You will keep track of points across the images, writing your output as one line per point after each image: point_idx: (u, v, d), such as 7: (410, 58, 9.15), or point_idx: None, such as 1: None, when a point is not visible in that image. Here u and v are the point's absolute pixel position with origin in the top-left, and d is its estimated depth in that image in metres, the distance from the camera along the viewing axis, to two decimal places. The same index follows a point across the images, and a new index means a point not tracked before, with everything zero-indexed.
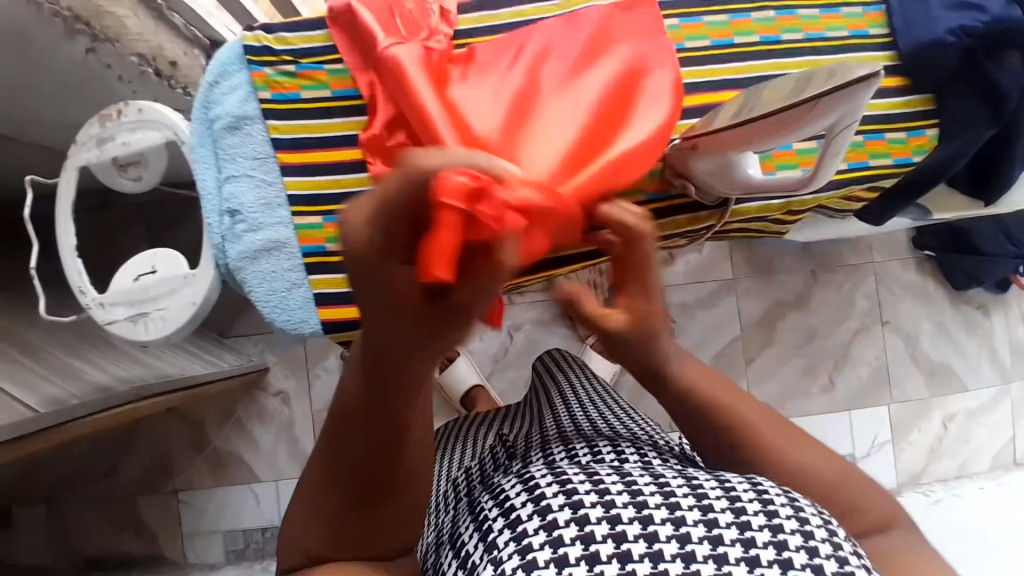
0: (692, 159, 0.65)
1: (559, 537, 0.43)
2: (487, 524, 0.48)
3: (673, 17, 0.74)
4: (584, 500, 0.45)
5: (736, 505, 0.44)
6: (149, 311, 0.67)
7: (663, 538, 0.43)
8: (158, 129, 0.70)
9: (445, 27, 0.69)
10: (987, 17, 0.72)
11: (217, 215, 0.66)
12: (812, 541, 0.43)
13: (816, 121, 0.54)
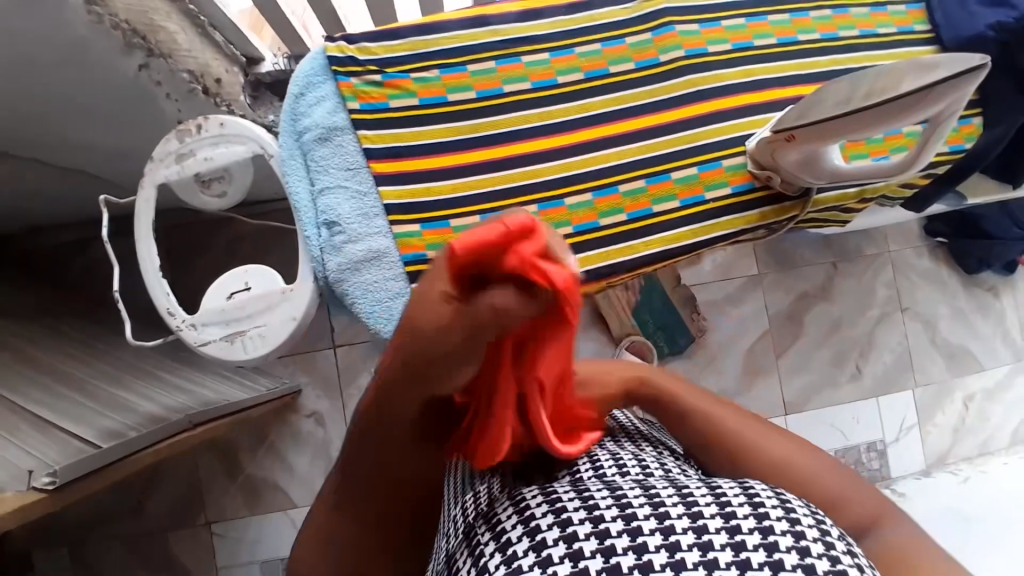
0: (784, 150, 0.67)
1: (547, 556, 0.39)
2: (480, 553, 0.42)
3: (740, 17, 0.77)
4: (573, 517, 0.41)
5: (725, 509, 0.40)
6: (246, 329, 0.65)
7: (685, 546, 0.38)
8: (245, 144, 0.68)
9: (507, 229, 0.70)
10: (1021, 13, 0.77)
11: (314, 228, 0.66)
12: (802, 541, 0.39)
13: (929, 109, 0.58)
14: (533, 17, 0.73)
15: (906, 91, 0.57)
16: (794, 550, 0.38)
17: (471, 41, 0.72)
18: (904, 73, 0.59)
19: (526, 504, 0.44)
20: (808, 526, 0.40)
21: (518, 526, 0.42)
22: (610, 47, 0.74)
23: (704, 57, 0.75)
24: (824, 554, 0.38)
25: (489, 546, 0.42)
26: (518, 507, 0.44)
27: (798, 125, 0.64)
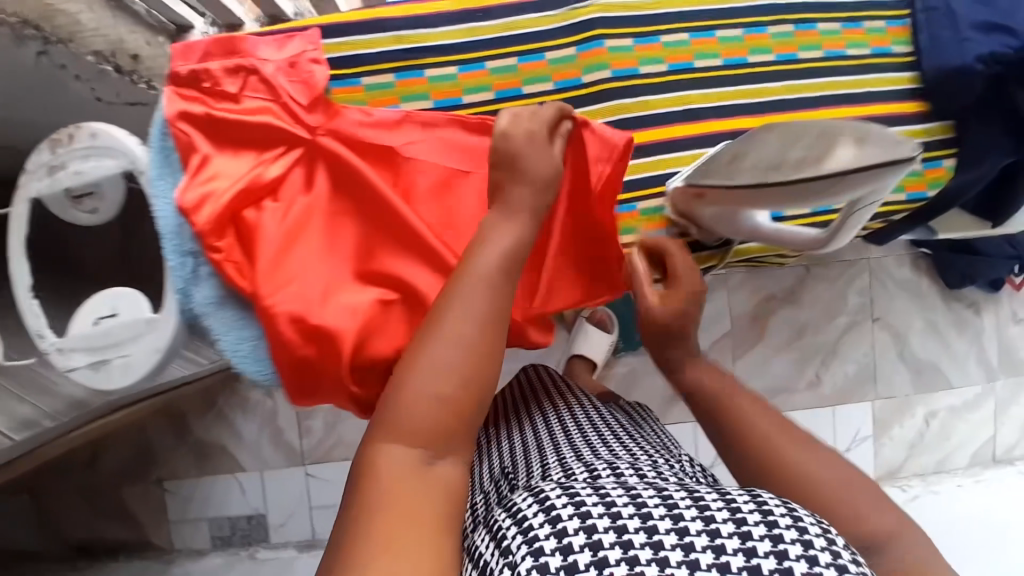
0: (698, 206, 0.63)
1: (569, 545, 0.41)
2: (502, 535, 0.46)
3: (682, 31, 0.68)
4: (562, 515, 0.44)
5: (707, 513, 0.43)
6: (110, 357, 0.63)
7: (669, 546, 0.41)
8: (114, 156, 0.63)
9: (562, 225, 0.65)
10: (1018, 43, 0.70)
11: (178, 258, 0.60)
12: (811, 550, 0.41)
13: (844, 193, 0.54)
14: (445, 21, 0.66)
15: (817, 174, 0.53)
16: (802, 557, 0.40)
17: (372, 48, 0.66)
18: (830, 144, 0.54)
19: (513, 513, 0.47)
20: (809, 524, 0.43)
21: (512, 527, 0.45)
22: (526, 63, 0.66)
23: (632, 79, 0.67)
24: (828, 554, 0.40)
25: (499, 530, 0.46)
26: (509, 513, 0.47)
27: (709, 183, 0.59)
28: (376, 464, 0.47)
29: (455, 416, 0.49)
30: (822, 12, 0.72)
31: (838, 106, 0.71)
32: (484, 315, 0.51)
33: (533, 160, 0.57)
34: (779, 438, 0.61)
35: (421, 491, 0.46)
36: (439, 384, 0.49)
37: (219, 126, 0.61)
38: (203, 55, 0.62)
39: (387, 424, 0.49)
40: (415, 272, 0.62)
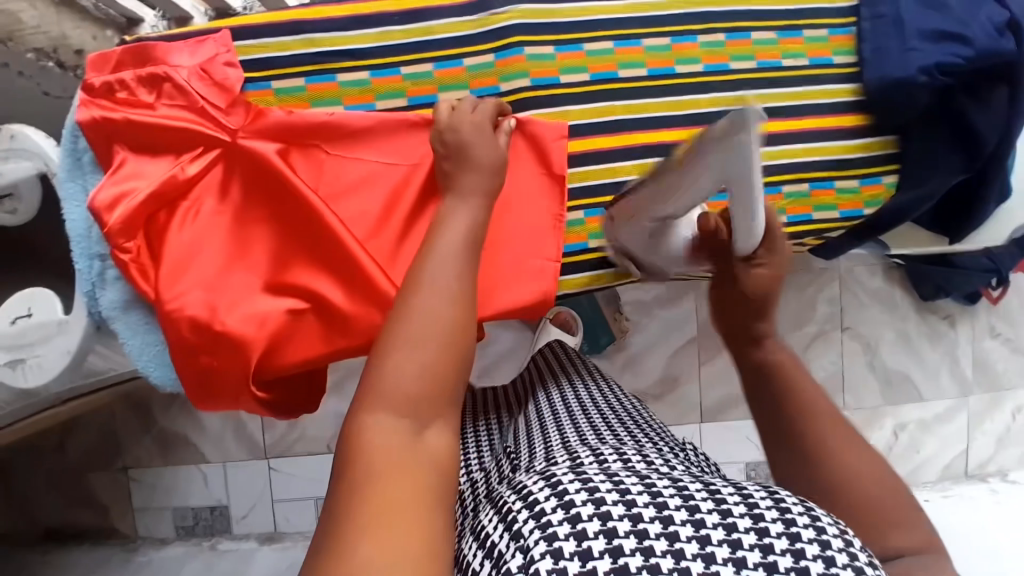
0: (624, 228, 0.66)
1: (583, 529, 0.45)
2: (512, 516, 0.49)
3: (606, 40, 0.67)
4: (575, 501, 0.48)
5: (723, 508, 0.48)
6: (26, 357, 0.64)
7: (685, 538, 0.46)
8: (29, 158, 0.64)
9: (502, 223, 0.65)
10: (970, 52, 0.65)
11: (86, 261, 0.61)
12: (801, 544, 0.46)
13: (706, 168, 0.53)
14: (358, 24, 0.64)
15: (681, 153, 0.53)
16: (785, 553, 0.45)
17: (280, 52, 0.64)
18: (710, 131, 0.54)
19: (528, 489, 0.51)
20: (797, 518, 0.48)
21: (524, 507, 0.49)
22: (443, 69, 0.65)
23: (554, 88, 0.66)
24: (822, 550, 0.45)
25: (509, 509, 0.50)
26: (520, 492, 0.51)
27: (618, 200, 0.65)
28: (369, 435, 0.47)
29: (439, 393, 0.50)
30: (757, 20, 0.70)
31: (771, 119, 0.70)
32: (455, 309, 0.52)
33: (479, 146, 0.59)
34: (846, 438, 0.61)
35: (416, 459, 0.47)
36: (421, 360, 0.49)
37: (134, 132, 0.60)
38: (117, 65, 0.62)
39: (376, 393, 0.48)
40: (332, 282, 0.62)
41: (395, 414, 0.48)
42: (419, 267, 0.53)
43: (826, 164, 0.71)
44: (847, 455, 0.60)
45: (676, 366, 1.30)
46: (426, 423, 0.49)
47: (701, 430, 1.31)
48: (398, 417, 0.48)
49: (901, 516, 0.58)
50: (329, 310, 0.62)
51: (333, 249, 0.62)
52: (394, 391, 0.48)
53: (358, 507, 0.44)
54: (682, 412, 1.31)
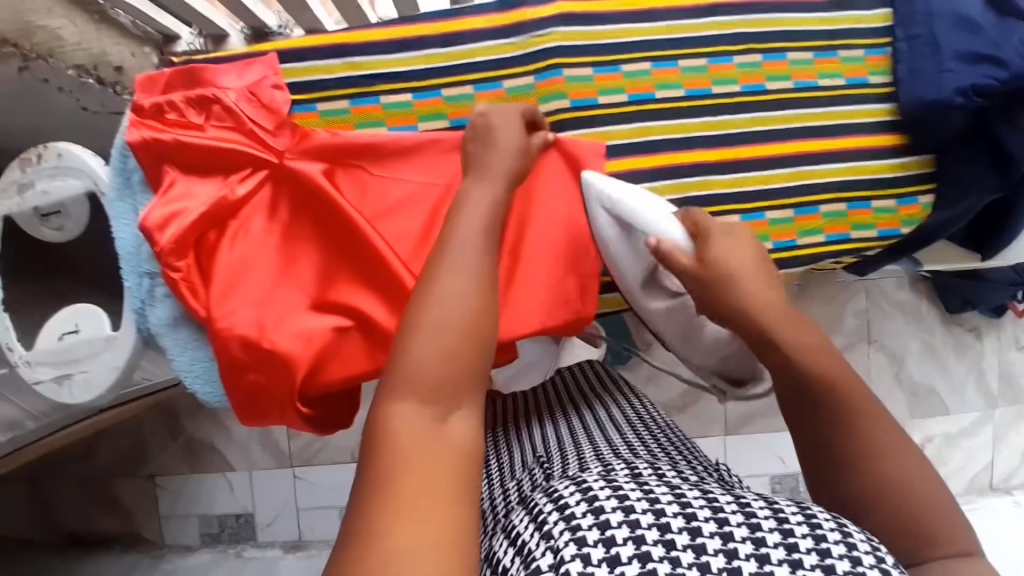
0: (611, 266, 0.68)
1: (611, 535, 0.43)
2: (544, 520, 0.47)
3: (644, 61, 0.67)
4: (610, 516, 0.44)
5: (784, 526, 0.44)
6: (73, 373, 0.65)
7: (743, 555, 0.42)
8: (78, 177, 0.65)
9: (534, 237, 0.65)
10: (1006, 75, 0.65)
11: (135, 278, 0.62)
12: (861, 566, 0.41)
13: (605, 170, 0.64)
14: (400, 48, 0.66)
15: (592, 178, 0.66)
16: (816, 555, 0.42)
17: (326, 75, 0.66)
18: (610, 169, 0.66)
19: (563, 496, 0.48)
20: (830, 530, 0.44)
21: (556, 512, 0.46)
22: (483, 91, 0.66)
23: (592, 109, 0.67)
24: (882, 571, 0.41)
25: (542, 514, 0.47)
26: (555, 499, 0.48)
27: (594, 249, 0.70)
28: (389, 422, 0.44)
29: (462, 382, 0.46)
30: (793, 40, 0.71)
31: (806, 139, 0.70)
32: (482, 297, 0.50)
33: (505, 133, 0.60)
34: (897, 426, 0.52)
35: (439, 449, 0.43)
36: (438, 346, 0.46)
37: (184, 152, 0.61)
38: (166, 86, 0.63)
39: (397, 379, 0.45)
40: (373, 301, 0.63)
41: (415, 401, 0.44)
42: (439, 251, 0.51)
43: (864, 184, 0.71)
44: (884, 447, 0.51)
45: None
46: (449, 411, 0.45)
47: (726, 444, 1.32)
48: (417, 404, 0.44)
49: (957, 515, 0.49)
50: (374, 329, 0.62)
51: (378, 267, 0.63)
52: (412, 377, 0.45)
53: (374, 496, 0.41)
54: (705, 425, 1.31)
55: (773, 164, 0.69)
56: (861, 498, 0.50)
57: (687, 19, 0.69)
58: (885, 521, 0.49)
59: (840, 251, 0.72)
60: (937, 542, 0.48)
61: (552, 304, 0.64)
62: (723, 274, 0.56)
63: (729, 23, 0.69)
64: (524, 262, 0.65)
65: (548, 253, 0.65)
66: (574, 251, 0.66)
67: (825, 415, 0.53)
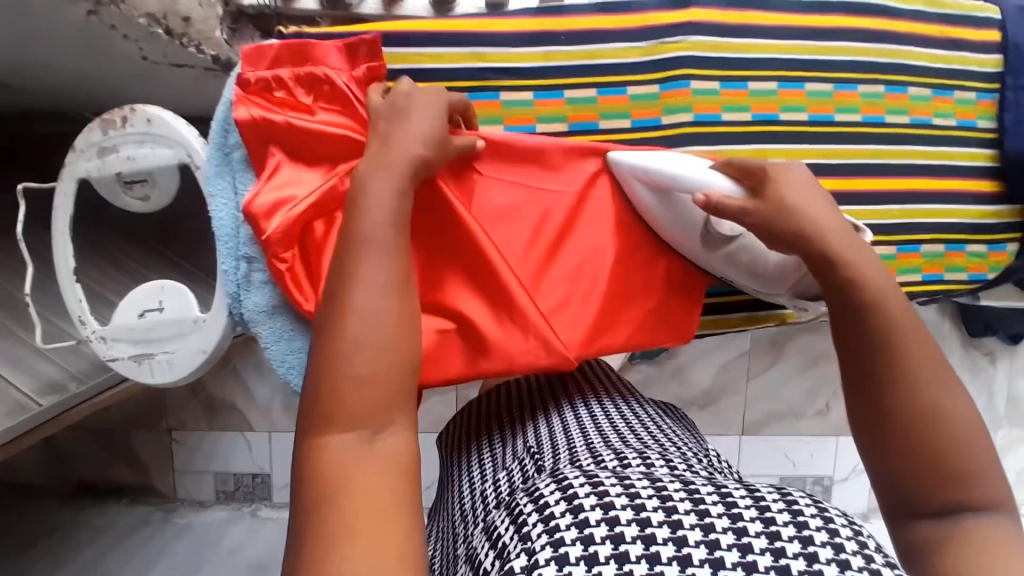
0: (685, 243, 0.64)
1: (565, 554, 0.39)
2: (523, 519, 0.44)
3: (770, 81, 0.66)
4: (590, 516, 0.41)
5: (766, 514, 0.41)
6: (155, 352, 0.63)
7: (725, 545, 0.39)
8: (169, 146, 0.61)
9: (636, 257, 0.66)
10: None
11: (233, 262, 0.60)
12: (844, 554, 0.39)
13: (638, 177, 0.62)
14: (527, 42, 0.64)
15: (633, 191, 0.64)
16: (768, 552, 0.39)
17: (444, 64, 0.63)
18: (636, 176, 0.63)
19: (540, 491, 0.46)
20: (811, 515, 0.41)
21: (535, 511, 0.44)
22: (606, 96, 0.64)
23: (715, 126, 0.65)
24: (863, 559, 0.38)
25: (519, 511, 0.45)
26: (533, 494, 0.46)
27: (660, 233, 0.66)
28: (319, 458, 0.39)
29: (390, 396, 0.41)
30: (915, 74, 0.71)
31: (908, 176, 0.71)
32: (388, 301, 0.43)
33: (422, 116, 0.52)
34: (938, 383, 0.46)
35: (373, 470, 0.39)
36: (357, 370, 0.41)
37: (291, 137, 0.58)
38: (274, 61, 0.59)
39: (315, 410, 0.41)
40: (477, 305, 0.60)
41: (341, 430, 0.40)
42: (353, 257, 0.44)
43: (960, 227, 0.72)
44: (925, 386, 0.46)
45: (724, 378, 1.32)
46: (379, 429, 0.41)
47: (742, 445, 1.34)
48: (343, 432, 0.40)
49: (984, 464, 0.44)
50: (478, 334, 0.59)
51: (490, 272, 0.60)
52: (330, 405, 0.40)
53: (310, 530, 0.37)
54: (726, 425, 1.34)
55: (880, 200, 0.70)
56: (881, 441, 0.46)
57: (816, 41, 0.67)
58: (905, 465, 0.45)
59: (934, 292, 0.73)
60: (950, 492, 0.43)
61: (644, 326, 0.66)
62: (783, 211, 0.53)
63: (855, 50, 0.68)
64: (623, 281, 0.65)
65: (646, 274, 0.67)
66: (673, 274, 0.68)
67: (864, 360, 0.48)
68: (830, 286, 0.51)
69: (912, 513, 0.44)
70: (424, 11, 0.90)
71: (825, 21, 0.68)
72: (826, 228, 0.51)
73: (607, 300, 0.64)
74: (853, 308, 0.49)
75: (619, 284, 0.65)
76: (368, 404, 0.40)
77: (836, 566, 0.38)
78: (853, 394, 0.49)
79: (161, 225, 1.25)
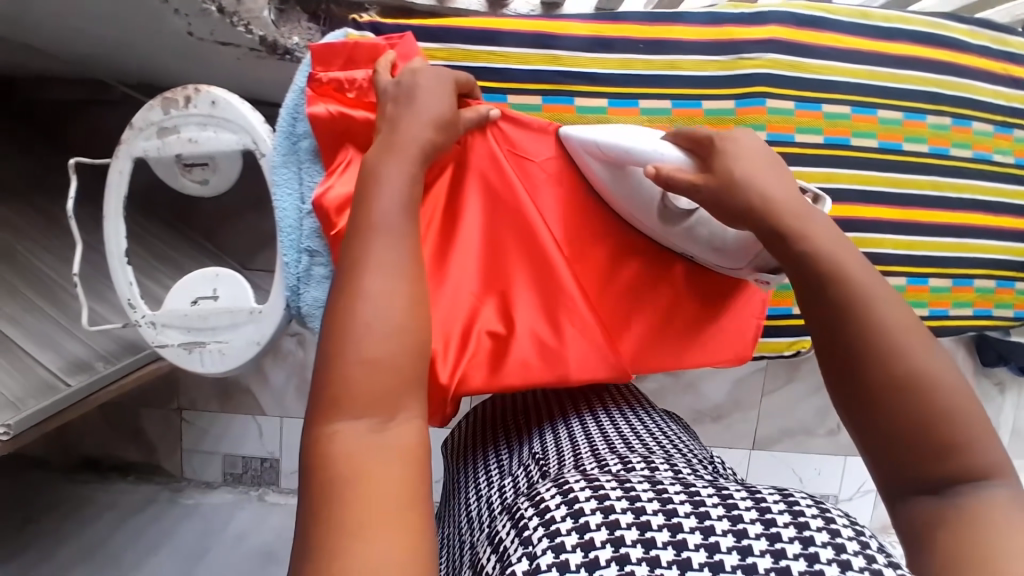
0: (646, 216, 0.58)
1: (565, 561, 0.34)
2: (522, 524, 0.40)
3: (845, 104, 0.66)
4: (590, 521, 0.37)
5: (767, 515, 0.36)
6: (206, 341, 0.61)
7: (724, 548, 0.34)
8: (234, 131, 0.60)
9: (693, 273, 0.65)
10: None
11: (294, 254, 0.58)
12: (847, 554, 0.33)
13: (590, 156, 0.58)
14: (600, 48, 0.63)
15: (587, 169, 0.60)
16: (767, 552, 0.33)
17: (521, 65, 0.62)
18: (588, 153, 0.59)
19: (540, 495, 0.42)
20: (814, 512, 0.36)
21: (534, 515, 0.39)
22: (681, 109, 0.63)
23: (788, 146, 0.65)
24: (870, 560, 0.33)
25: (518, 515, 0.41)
26: (533, 499, 0.42)
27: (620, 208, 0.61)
28: (329, 447, 0.36)
29: (403, 383, 0.39)
30: (981, 109, 0.70)
31: (966, 211, 0.70)
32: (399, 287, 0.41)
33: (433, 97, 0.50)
34: (917, 347, 0.41)
35: (382, 458, 0.36)
36: (362, 354, 0.39)
37: (360, 137, 0.56)
38: (346, 61, 0.58)
39: (322, 395, 0.38)
40: (528, 305, 0.60)
41: (349, 415, 0.37)
42: (361, 241, 0.42)
43: (1011, 264, 0.72)
44: (915, 356, 0.41)
45: (740, 391, 1.32)
46: (389, 417, 0.38)
47: (751, 457, 1.35)
48: (353, 419, 0.37)
49: (979, 432, 0.39)
50: (540, 342, 0.59)
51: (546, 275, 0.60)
52: (338, 388, 0.38)
53: (315, 525, 0.34)
54: (738, 437, 1.34)
55: (940, 232, 0.69)
56: (870, 420, 0.41)
57: (891, 69, 0.67)
58: (894, 444, 0.40)
59: (982, 326, 0.73)
60: (944, 466, 0.38)
61: (698, 346, 0.65)
62: (734, 186, 0.47)
63: (926, 80, 0.68)
64: (678, 298, 0.65)
65: (712, 299, 0.66)
66: (742, 297, 0.66)
67: (834, 336, 0.43)
68: (789, 262, 0.45)
69: (909, 488, 0.40)
70: (478, 7, 0.88)
71: (899, 49, 0.67)
72: (778, 199, 0.46)
73: (658, 314, 0.65)
74: (815, 281, 0.44)
75: (671, 300, 0.65)
76: (378, 390, 0.38)
77: (839, 566, 0.32)
78: (833, 372, 0.44)
79: (183, 201, 1.22)
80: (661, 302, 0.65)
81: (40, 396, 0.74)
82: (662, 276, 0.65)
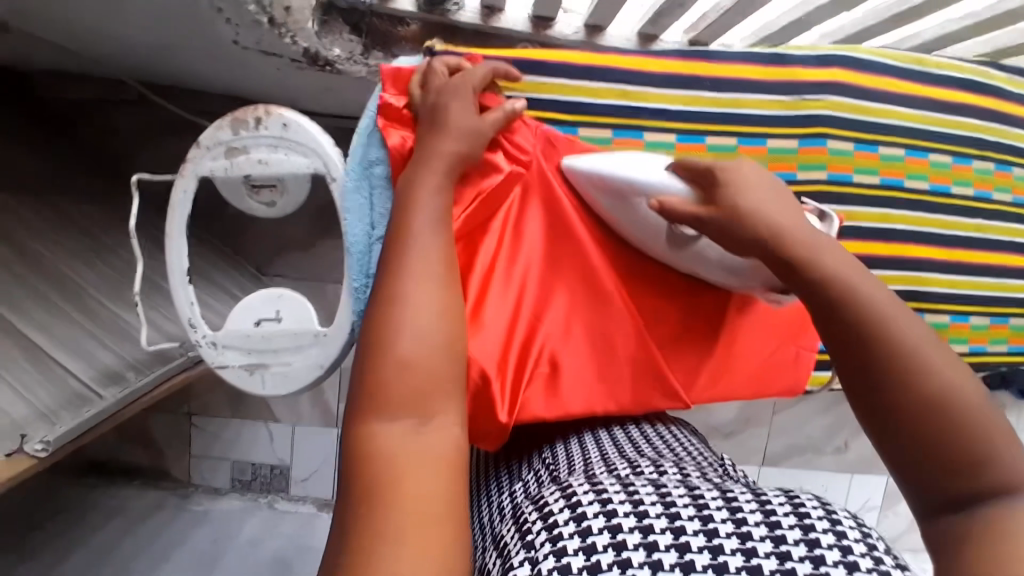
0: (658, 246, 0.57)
1: (568, 564, 0.35)
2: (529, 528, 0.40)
3: (900, 147, 0.69)
4: (591, 523, 0.38)
5: (771, 518, 0.37)
6: (269, 363, 0.61)
7: (727, 549, 0.35)
8: (305, 154, 0.59)
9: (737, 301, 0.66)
10: None
11: (362, 280, 0.57)
12: (850, 555, 0.35)
13: (595, 188, 0.57)
14: (671, 85, 0.64)
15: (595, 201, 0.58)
16: (772, 554, 0.35)
17: (591, 98, 0.63)
18: (591, 184, 0.57)
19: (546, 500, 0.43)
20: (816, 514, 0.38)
21: (541, 520, 0.40)
22: (747, 146, 0.64)
23: (845, 186, 0.67)
24: (871, 561, 0.34)
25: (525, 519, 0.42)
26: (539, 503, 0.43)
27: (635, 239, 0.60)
28: (364, 446, 0.37)
29: (434, 386, 0.39)
30: (1020, 156, 0.74)
31: (1002, 252, 0.74)
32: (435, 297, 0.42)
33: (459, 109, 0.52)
34: (937, 363, 0.41)
35: (416, 459, 0.36)
36: (395, 356, 0.39)
37: None
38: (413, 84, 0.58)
39: (364, 397, 0.39)
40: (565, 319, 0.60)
41: (386, 418, 0.38)
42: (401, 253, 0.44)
43: None
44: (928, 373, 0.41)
45: (751, 408, 1.35)
46: (426, 419, 0.38)
47: (760, 472, 1.39)
48: (391, 421, 0.38)
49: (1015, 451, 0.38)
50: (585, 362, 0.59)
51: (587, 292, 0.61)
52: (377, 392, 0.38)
53: (344, 524, 0.34)
54: (746, 453, 1.37)
55: (978, 271, 0.73)
56: (897, 436, 0.40)
57: (942, 115, 0.70)
58: (922, 462, 0.39)
59: (1014, 362, 0.78)
60: (970, 482, 0.37)
61: (745, 375, 0.66)
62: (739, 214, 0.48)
63: (972, 126, 0.71)
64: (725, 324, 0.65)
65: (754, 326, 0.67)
66: (787, 324, 0.68)
67: (851, 351, 0.43)
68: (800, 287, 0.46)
69: (936, 508, 0.38)
70: (525, 28, 0.89)
71: (949, 96, 0.70)
72: (784, 226, 0.47)
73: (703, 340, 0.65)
74: (826, 305, 0.44)
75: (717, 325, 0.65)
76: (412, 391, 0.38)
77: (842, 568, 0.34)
78: (852, 391, 0.43)
79: (200, 204, 1.21)
80: (704, 325, 0.65)
81: (77, 410, 0.73)
82: (702, 304, 0.65)
